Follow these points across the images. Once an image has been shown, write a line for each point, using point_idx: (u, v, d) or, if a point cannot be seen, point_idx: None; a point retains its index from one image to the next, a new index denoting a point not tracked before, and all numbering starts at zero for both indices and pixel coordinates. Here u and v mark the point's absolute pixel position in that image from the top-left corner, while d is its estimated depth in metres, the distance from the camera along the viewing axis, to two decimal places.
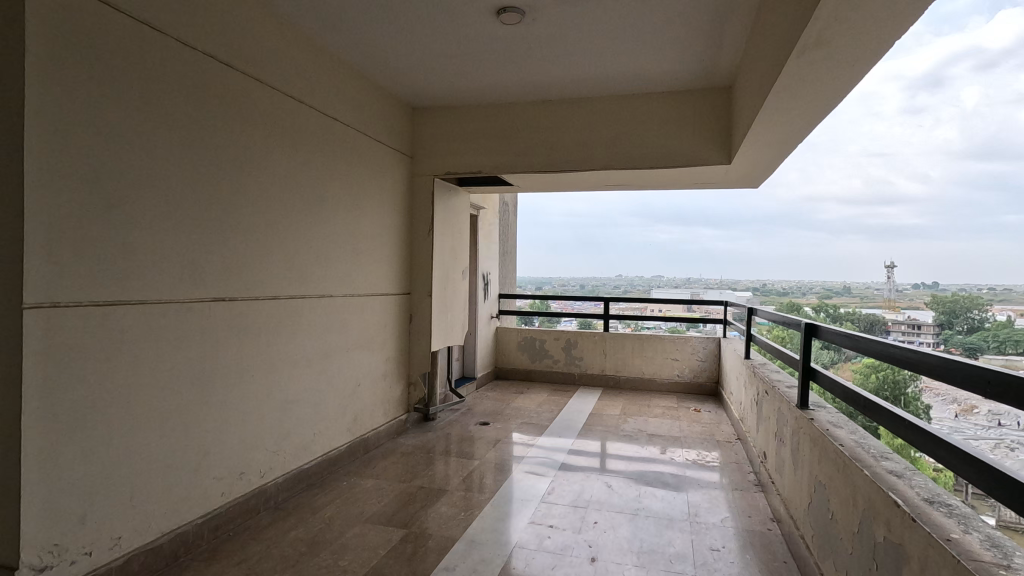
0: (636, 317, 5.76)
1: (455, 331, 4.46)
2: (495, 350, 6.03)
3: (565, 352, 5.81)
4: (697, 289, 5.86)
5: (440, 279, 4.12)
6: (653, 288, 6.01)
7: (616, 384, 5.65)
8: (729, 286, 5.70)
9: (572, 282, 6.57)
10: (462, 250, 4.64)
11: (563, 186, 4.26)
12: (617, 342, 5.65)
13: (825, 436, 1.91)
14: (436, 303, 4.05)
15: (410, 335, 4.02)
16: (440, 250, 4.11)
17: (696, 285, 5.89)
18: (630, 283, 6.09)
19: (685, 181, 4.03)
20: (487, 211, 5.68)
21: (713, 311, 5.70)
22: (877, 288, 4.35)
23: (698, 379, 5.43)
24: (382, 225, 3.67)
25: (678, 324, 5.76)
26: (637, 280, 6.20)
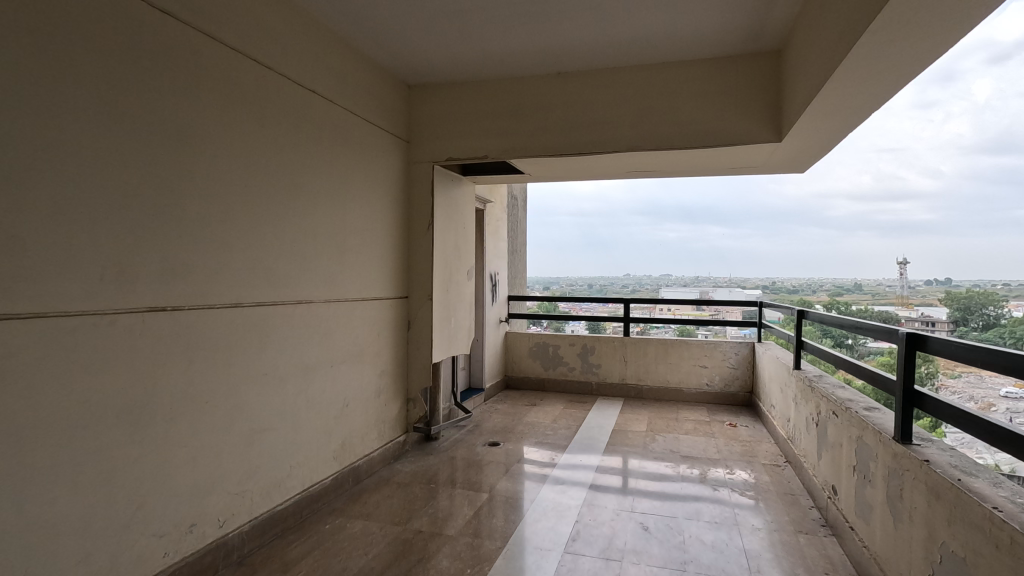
0: (641, 317, 5.29)
1: (460, 339, 3.97)
2: (504, 357, 5.53)
3: (581, 359, 5.30)
4: (708, 287, 5.25)
5: (441, 280, 3.62)
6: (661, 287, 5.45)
7: (638, 394, 5.13)
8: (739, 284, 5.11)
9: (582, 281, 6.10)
10: (467, 248, 4.13)
11: (580, 172, 3.74)
12: (639, 347, 5.14)
13: (960, 488, 1.41)
14: (437, 308, 3.55)
15: (408, 345, 3.53)
16: (441, 247, 3.61)
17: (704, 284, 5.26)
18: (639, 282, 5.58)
19: (722, 165, 3.50)
20: (494, 204, 5.17)
21: (728, 311, 5.13)
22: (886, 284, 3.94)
23: (729, 388, 4.90)
24: (374, 219, 3.19)
25: (688, 326, 5.21)
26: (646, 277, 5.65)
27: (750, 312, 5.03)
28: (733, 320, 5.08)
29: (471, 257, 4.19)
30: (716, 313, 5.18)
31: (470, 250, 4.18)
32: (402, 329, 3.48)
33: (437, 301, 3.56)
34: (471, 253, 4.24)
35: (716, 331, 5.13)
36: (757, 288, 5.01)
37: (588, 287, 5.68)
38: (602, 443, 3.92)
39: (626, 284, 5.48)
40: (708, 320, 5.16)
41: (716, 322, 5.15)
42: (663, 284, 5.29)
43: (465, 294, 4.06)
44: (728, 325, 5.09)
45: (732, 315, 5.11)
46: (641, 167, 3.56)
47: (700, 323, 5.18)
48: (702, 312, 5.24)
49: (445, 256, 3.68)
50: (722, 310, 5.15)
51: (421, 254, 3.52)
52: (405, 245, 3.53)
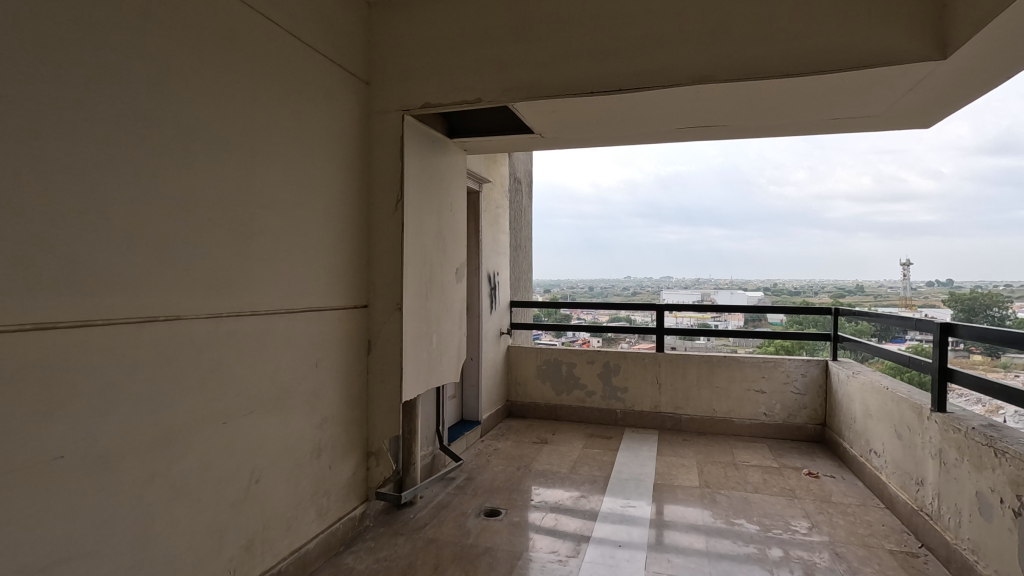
0: (630, 329, 4.27)
1: (446, 362, 2.89)
2: (506, 378, 4.44)
3: (602, 381, 4.23)
4: (709, 289, 4.18)
5: (415, 281, 2.52)
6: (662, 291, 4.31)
7: (675, 424, 4.06)
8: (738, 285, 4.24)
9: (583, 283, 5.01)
10: (456, 240, 3.04)
11: (612, 128, 2.65)
12: (677, 367, 4.08)
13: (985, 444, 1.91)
14: (409, 319, 2.46)
15: (368, 373, 2.45)
16: (415, 233, 2.52)
17: (705, 285, 4.16)
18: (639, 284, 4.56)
19: (820, 114, 2.41)
20: (491, 186, 4.10)
21: (729, 315, 4.03)
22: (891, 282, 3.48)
23: (794, 420, 3.82)
24: (313, 189, 2.12)
25: (686, 338, 4.13)
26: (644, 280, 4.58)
27: (754, 316, 3.96)
28: (736, 327, 4.00)
29: (460, 252, 3.09)
30: (719, 319, 4.06)
31: (458, 242, 3.07)
32: (360, 351, 2.41)
33: (410, 310, 2.47)
34: (461, 247, 3.13)
35: (719, 340, 4.03)
36: (759, 289, 4.06)
37: (591, 289, 4.63)
38: (643, 503, 2.84)
39: (628, 286, 4.58)
40: (711, 330, 4.05)
41: (717, 334, 4.04)
42: (664, 285, 4.24)
43: (452, 301, 2.97)
44: (733, 335, 4.01)
45: (733, 322, 4.02)
46: (702, 116, 2.47)
47: (699, 336, 4.08)
48: (700, 320, 4.13)
49: (421, 247, 2.58)
50: (723, 315, 4.06)
51: (384, 244, 2.44)
52: (363, 231, 2.45)
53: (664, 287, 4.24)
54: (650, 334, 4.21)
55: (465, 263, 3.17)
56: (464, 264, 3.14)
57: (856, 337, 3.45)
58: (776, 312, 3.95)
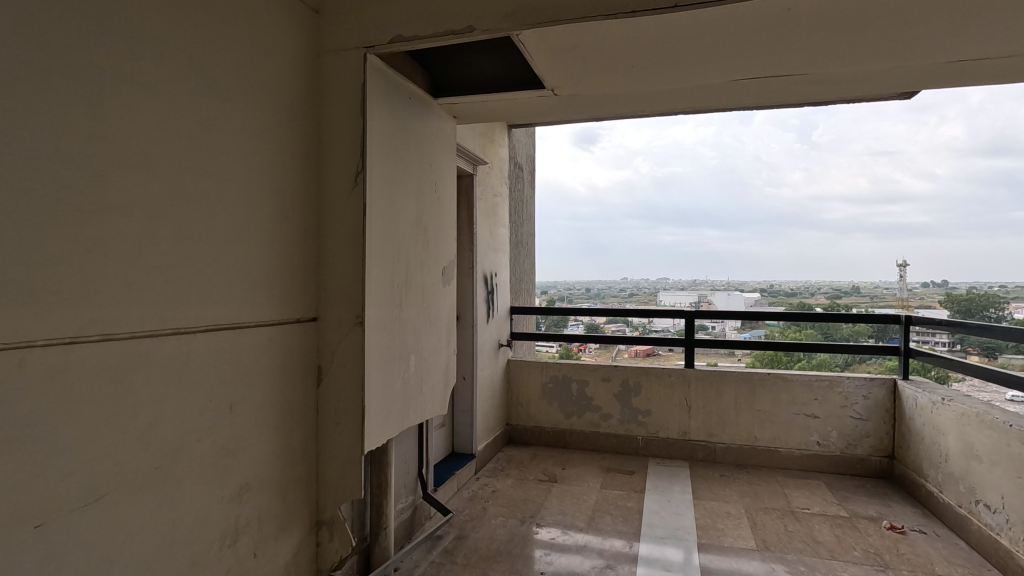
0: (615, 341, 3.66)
1: (431, 390, 2.22)
2: (505, 399, 3.77)
3: (619, 402, 3.57)
4: (706, 290, 3.64)
5: (383, 283, 1.83)
6: (659, 292, 3.85)
7: (709, 455, 3.39)
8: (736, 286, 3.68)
9: (579, 286, 4.42)
10: (442, 232, 2.35)
11: (649, 74, 1.98)
12: (709, 386, 3.43)
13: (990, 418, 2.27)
14: (374, 335, 1.77)
15: (317, 412, 1.78)
16: (384, 218, 1.83)
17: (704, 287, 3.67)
18: (636, 287, 4.07)
19: (944, 43, 1.74)
20: (488, 169, 3.42)
21: (728, 320, 3.43)
22: (886, 286, 3.36)
23: (854, 451, 3.16)
24: (229, 148, 1.44)
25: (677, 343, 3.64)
26: (641, 284, 4.09)
27: (752, 322, 3.38)
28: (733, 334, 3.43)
29: (447, 247, 2.40)
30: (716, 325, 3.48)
31: (444, 234, 2.38)
32: (306, 382, 1.73)
33: (377, 322, 1.79)
34: (449, 241, 2.43)
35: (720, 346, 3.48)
36: (756, 291, 3.55)
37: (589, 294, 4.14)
38: (686, 558, 2.24)
39: (627, 290, 4.12)
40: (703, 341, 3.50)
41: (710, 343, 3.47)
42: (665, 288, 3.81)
43: (436, 310, 2.28)
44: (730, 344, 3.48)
45: (732, 327, 3.45)
46: (777, 52, 1.80)
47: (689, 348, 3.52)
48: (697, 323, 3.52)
49: (392, 236, 1.90)
50: (721, 319, 3.45)
51: (339, 233, 1.76)
52: (309, 216, 1.76)
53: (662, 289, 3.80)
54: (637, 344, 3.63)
55: (453, 263, 2.47)
56: (452, 264, 2.45)
57: (933, 351, 2.85)
58: (775, 314, 3.37)
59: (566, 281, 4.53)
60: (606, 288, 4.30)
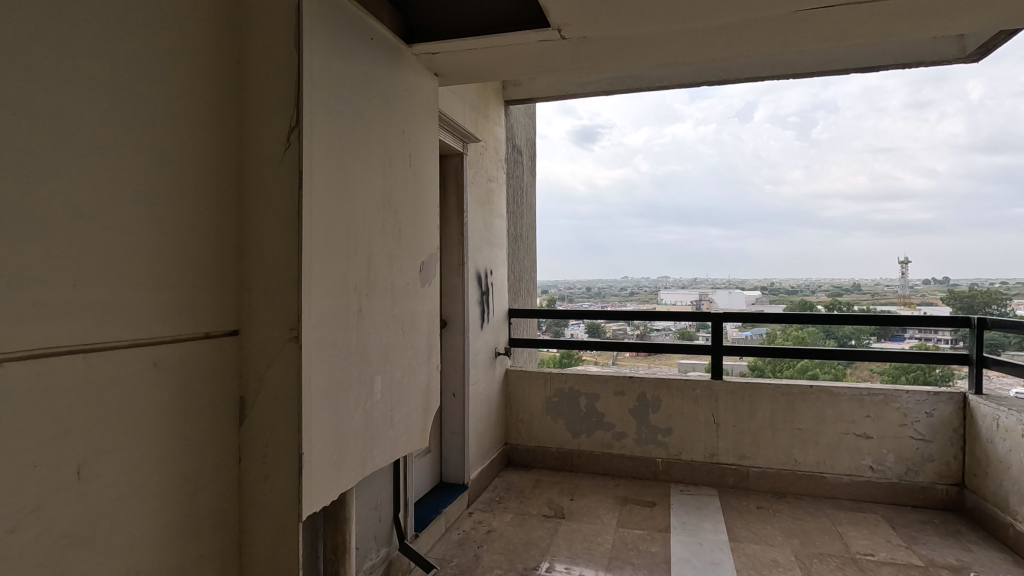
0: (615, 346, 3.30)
1: (407, 418, 1.74)
2: (504, 415, 3.29)
3: (635, 419, 3.10)
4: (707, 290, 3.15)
5: (331, 281, 1.34)
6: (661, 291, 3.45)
7: (741, 482, 2.91)
8: (740, 284, 3.37)
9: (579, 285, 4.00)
10: (420, 218, 1.85)
11: (685, 5, 1.50)
12: (739, 401, 2.94)
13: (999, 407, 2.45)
14: (317, 354, 1.29)
15: (240, 461, 1.29)
16: (331, 194, 1.34)
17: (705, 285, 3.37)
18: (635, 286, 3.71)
19: None
20: (482, 149, 2.93)
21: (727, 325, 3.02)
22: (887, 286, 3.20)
23: (914, 478, 2.68)
24: (80, 76, 0.96)
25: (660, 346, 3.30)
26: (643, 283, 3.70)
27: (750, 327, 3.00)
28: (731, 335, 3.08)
29: (427, 239, 1.91)
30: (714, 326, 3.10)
31: (423, 221, 1.88)
32: (220, 420, 1.25)
33: (321, 335, 1.31)
34: (430, 230, 1.94)
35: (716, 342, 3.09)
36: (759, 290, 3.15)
37: (590, 291, 3.78)
38: None
39: (628, 286, 3.78)
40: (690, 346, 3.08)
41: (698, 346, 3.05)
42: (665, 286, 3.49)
43: (412, 316, 1.78)
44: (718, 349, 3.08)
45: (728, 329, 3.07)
46: None
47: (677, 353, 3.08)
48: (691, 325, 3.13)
49: (346, 219, 1.40)
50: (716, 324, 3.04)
51: (268, 215, 1.27)
52: (225, 191, 1.27)
53: (662, 286, 3.36)
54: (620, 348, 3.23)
55: (436, 257, 1.98)
56: (434, 259, 1.96)
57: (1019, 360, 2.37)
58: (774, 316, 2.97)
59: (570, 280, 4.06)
60: (605, 287, 3.89)
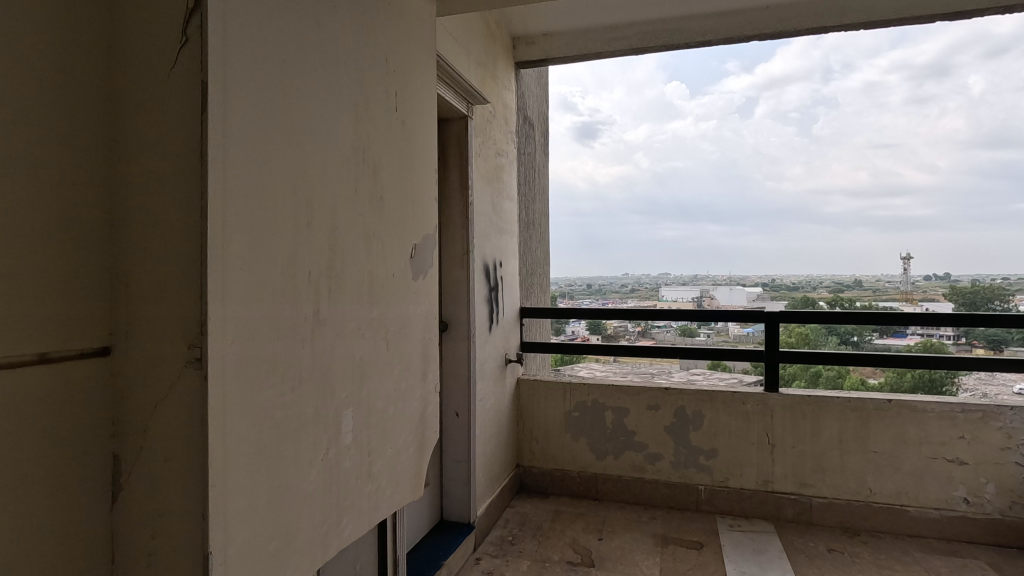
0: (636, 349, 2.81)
1: (394, 460, 1.25)
2: (515, 432, 2.81)
3: (672, 439, 2.61)
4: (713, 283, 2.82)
5: (265, 266, 0.85)
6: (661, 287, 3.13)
7: (803, 515, 2.42)
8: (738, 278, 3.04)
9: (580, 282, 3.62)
10: (412, 184, 1.35)
11: None
12: (799, 418, 2.45)
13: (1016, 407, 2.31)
14: (239, 385, 0.79)
15: (117, 558, 0.80)
16: (266, 130, 0.85)
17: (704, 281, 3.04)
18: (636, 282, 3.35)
19: None
20: (489, 115, 2.43)
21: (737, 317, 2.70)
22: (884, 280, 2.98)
23: (1021, 513, 2.19)
24: None
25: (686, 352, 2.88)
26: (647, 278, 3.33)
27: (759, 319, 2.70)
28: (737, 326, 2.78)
29: (422, 214, 1.41)
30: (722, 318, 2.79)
31: (416, 188, 1.38)
32: (77, 498, 0.75)
33: (248, 353, 0.81)
34: (426, 202, 1.44)
35: (720, 335, 2.90)
36: (759, 284, 2.87)
37: (589, 287, 3.43)
38: None
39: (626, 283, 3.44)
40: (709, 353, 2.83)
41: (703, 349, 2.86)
42: (663, 283, 3.14)
43: (400, 320, 1.28)
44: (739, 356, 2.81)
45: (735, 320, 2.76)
46: None
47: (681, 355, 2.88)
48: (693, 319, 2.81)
49: (291, 171, 0.91)
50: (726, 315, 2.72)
51: (162, 159, 0.78)
52: (87, 118, 0.77)
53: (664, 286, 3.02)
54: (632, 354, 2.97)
55: (434, 238, 1.48)
56: (432, 241, 1.46)
57: None
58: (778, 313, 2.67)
59: (576, 276, 3.63)
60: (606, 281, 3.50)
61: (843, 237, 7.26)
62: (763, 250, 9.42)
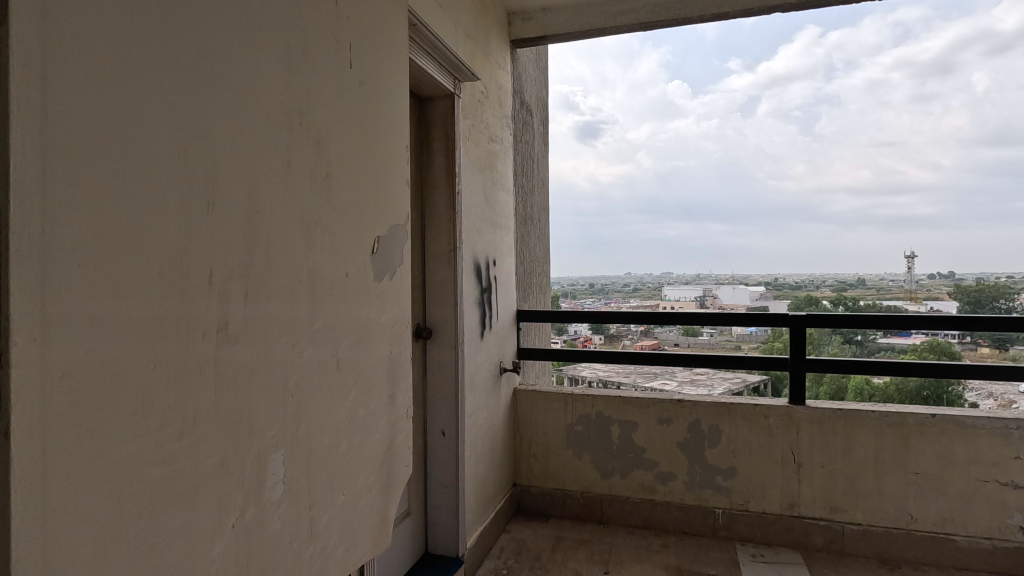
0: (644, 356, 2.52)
1: (348, 510, 0.98)
2: (511, 448, 2.54)
3: (685, 456, 2.34)
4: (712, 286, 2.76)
5: (126, 259, 0.58)
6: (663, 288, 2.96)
7: (835, 543, 2.15)
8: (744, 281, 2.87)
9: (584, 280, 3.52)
10: (373, 160, 1.09)
11: None
12: (829, 433, 2.18)
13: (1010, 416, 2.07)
14: (76, 438, 0.53)
15: None
16: (130, 65, 0.59)
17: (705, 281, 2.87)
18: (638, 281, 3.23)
19: None
20: (480, 95, 2.17)
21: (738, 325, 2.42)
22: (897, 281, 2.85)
23: None
24: None
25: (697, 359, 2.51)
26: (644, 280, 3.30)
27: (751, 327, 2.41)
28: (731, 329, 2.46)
29: (388, 198, 1.14)
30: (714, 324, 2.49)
31: (380, 166, 1.11)
32: None
33: (94, 388, 0.55)
34: (394, 184, 1.17)
35: (723, 333, 2.50)
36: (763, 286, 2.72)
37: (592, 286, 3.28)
38: None
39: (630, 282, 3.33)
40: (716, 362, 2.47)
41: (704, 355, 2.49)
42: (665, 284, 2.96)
43: (356, 330, 1.01)
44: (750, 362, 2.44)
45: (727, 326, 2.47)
46: None
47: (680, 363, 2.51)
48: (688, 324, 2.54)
49: (171, 129, 0.64)
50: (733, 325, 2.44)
51: None
52: None
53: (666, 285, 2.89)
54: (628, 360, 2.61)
55: (405, 228, 1.21)
56: (401, 231, 1.19)
57: None
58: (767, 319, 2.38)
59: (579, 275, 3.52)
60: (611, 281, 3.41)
61: (848, 234, 7.03)
62: (765, 247, 9.17)
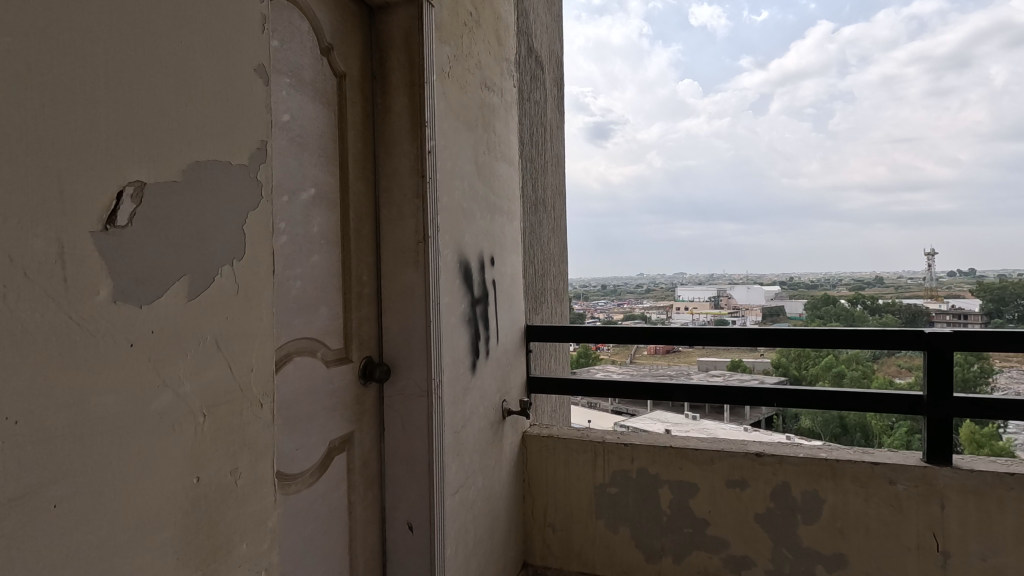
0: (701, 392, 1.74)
1: None
2: (518, 518, 1.85)
3: (768, 537, 1.63)
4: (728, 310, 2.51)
5: None
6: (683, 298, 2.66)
7: None
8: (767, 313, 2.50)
9: (595, 285, 3.09)
10: (81, 18, 0.43)
11: None
12: (991, 511, 1.46)
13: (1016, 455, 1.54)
14: None
15: None
16: None
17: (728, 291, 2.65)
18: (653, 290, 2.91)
19: None
20: (465, 14, 1.48)
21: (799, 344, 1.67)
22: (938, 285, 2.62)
23: None
24: None
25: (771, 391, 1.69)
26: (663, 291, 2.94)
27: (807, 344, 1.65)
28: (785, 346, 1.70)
29: (167, 127, 0.51)
30: (760, 343, 1.72)
31: (112, 35, 0.46)
32: None
33: None
34: (186, 84, 0.53)
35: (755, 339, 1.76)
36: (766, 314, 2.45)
37: (605, 291, 2.88)
38: None
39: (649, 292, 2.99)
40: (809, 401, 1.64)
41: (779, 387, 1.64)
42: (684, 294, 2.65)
43: (33, 460, 0.40)
44: (860, 398, 1.62)
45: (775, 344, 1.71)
46: None
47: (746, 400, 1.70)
48: (728, 343, 1.75)
49: None
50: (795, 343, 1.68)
51: None
52: None
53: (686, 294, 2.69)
54: (675, 393, 1.79)
55: (230, 176, 0.58)
56: (217, 184, 0.56)
57: None
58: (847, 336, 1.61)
59: (586, 278, 3.09)
60: (624, 288, 3.21)
61: (864, 233, 6.42)
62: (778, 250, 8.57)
